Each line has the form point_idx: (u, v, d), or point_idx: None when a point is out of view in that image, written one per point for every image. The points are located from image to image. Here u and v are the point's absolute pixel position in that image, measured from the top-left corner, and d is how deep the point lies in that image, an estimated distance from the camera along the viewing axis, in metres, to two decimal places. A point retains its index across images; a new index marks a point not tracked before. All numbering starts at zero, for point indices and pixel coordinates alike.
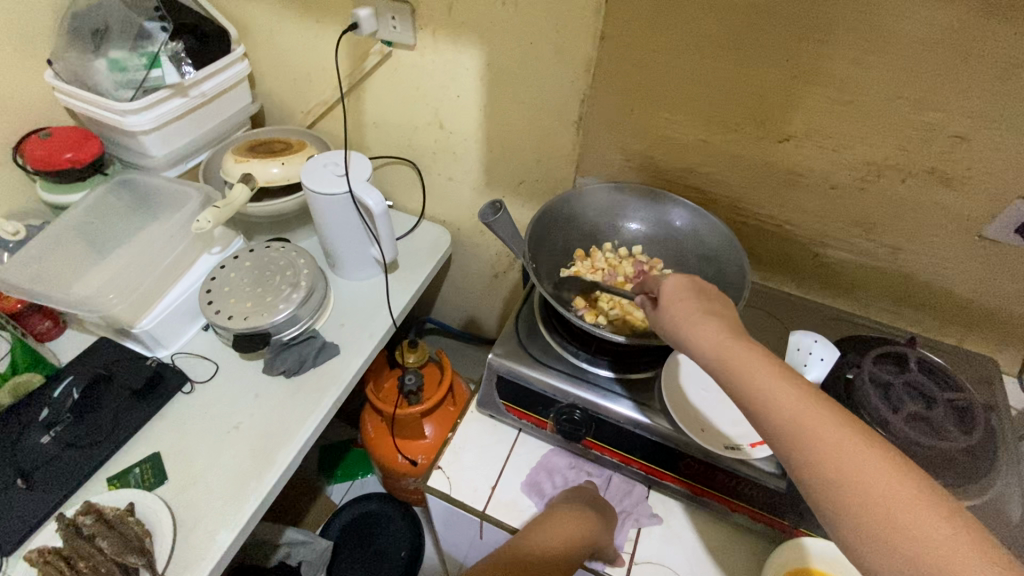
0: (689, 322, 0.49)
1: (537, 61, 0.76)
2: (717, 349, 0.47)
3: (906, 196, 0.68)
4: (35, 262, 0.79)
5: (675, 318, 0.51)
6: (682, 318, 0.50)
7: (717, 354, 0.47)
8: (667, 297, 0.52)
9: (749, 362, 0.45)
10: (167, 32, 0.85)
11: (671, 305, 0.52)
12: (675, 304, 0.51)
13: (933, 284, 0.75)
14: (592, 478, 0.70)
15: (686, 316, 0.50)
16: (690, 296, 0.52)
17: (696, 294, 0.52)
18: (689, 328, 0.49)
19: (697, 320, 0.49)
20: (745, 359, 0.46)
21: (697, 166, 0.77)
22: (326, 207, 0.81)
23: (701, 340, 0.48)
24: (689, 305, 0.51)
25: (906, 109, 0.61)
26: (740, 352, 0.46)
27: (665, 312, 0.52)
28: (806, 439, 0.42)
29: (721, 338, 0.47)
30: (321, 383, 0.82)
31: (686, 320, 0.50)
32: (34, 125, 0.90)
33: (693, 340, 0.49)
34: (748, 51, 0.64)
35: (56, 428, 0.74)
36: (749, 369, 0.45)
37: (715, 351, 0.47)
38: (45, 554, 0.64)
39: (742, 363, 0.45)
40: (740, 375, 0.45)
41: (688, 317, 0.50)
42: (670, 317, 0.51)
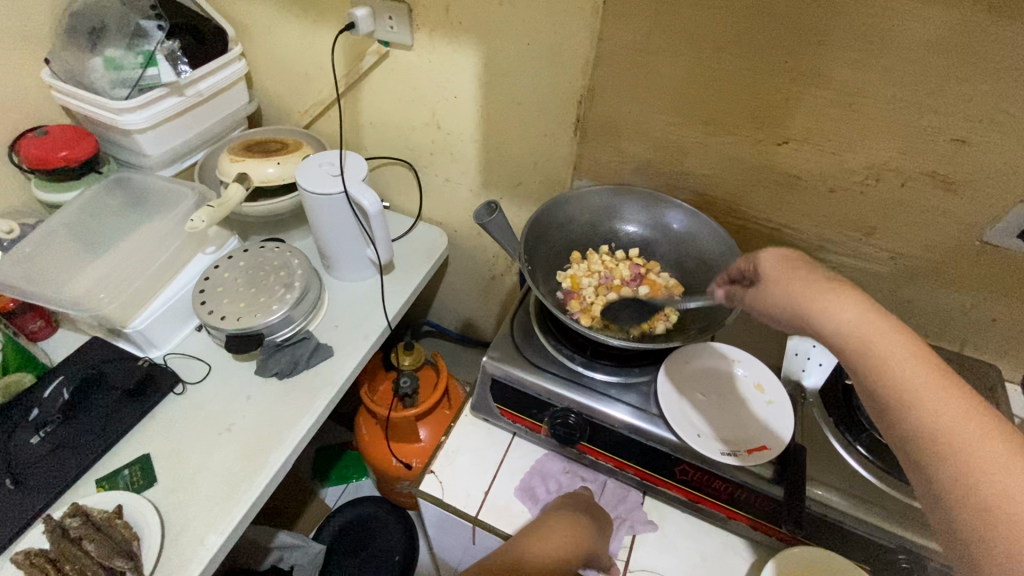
0: (826, 294, 0.44)
1: (535, 62, 0.75)
2: (855, 328, 0.42)
3: (906, 199, 0.67)
4: (28, 261, 0.79)
5: (795, 293, 0.46)
6: (814, 292, 0.45)
7: (862, 332, 0.41)
8: (785, 272, 0.48)
9: (887, 343, 0.41)
10: (163, 30, 0.85)
11: (783, 279, 0.47)
12: (790, 281, 0.47)
13: (933, 289, 0.74)
14: (587, 483, 0.68)
15: (815, 290, 0.45)
16: (813, 273, 0.47)
17: (820, 272, 0.47)
18: (819, 304, 0.44)
19: (833, 293, 0.44)
20: (889, 343, 0.40)
21: (695, 168, 0.77)
22: (321, 207, 0.81)
23: (838, 314, 0.43)
24: (819, 280, 0.46)
25: (906, 111, 0.61)
26: (880, 334, 0.41)
27: (789, 283, 0.47)
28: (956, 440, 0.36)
29: (864, 316, 0.42)
30: (314, 384, 0.81)
31: (808, 293, 0.45)
32: (30, 123, 0.90)
33: (828, 313, 0.43)
34: (747, 52, 0.63)
35: (46, 428, 0.73)
36: (892, 353, 0.40)
37: (856, 331, 0.42)
38: (32, 556, 0.63)
39: (883, 344, 0.41)
40: (880, 355, 0.40)
41: (821, 290, 0.44)
42: (794, 292, 0.46)
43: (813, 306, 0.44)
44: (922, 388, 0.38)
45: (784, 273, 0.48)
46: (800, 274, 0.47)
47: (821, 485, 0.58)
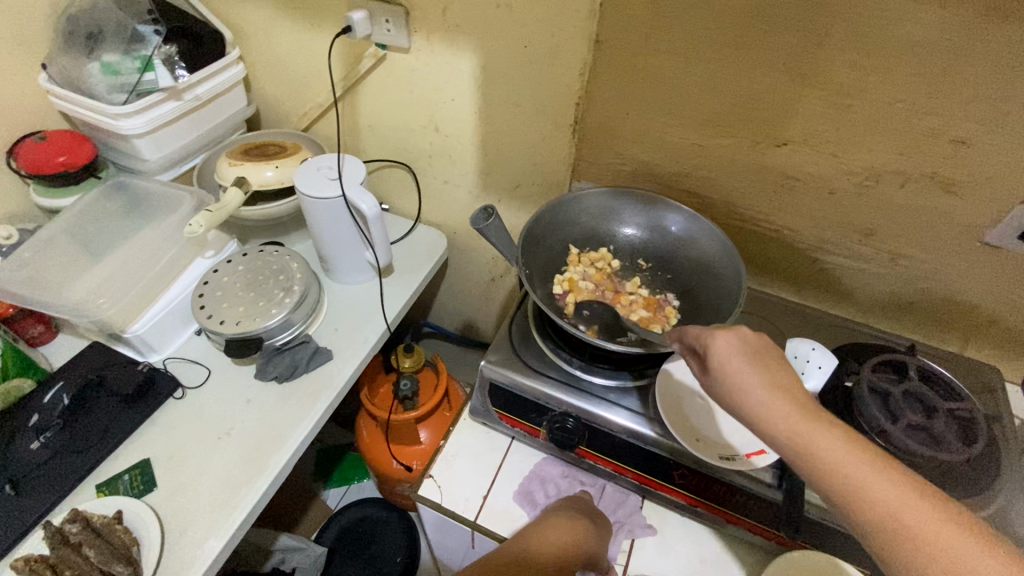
0: (754, 397, 0.44)
1: (533, 64, 0.75)
2: (793, 435, 0.42)
3: (905, 201, 0.67)
4: (28, 266, 0.79)
5: (732, 387, 0.45)
6: (747, 387, 0.44)
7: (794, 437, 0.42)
8: (723, 358, 0.45)
9: (822, 441, 0.42)
10: (161, 34, 0.85)
11: (731, 369, 0.45)
12: (735, 366, 0.45)
13: (933, 289, 0.73)
14: (586, 487, 0.68)
15: (750, 385, 0.44)
16: (744, 356, 0.45)
17: (750, 357, 0.45)
18: (759, 401, 0.43)
19: (762, 395, 0.43)
20: (815, 436, 0.42)
21: (692, 170, 0.76)
22: (319, 210, 0.81)
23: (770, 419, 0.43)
24: (752, 370, 0.44)
25: (905, 111, 0.60)
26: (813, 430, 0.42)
27: (728, 376, 0.45)
28: (898, 523, 0.39)
29: (795, 419, 0.42)
30: (314, 388, 0.81)
31: (747, 393, 0.44)
32: (28, 129, 0.90)
33: (762, 419, 0.43)
34: (746, 55, 0.63)
35: (46, 433, 0.73)
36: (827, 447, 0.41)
37: (787, 435, 0.42)
38: (31, 563, 0.63)
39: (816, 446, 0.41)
40: (815, 455, 0.41)
41: (749, 388, 0.44)
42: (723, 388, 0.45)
43: (741, 406, 0.44)
44: (864, 483, 0.40)
45: (730, 363, 0.45)
46: (725, 369, 0.45)
47: None
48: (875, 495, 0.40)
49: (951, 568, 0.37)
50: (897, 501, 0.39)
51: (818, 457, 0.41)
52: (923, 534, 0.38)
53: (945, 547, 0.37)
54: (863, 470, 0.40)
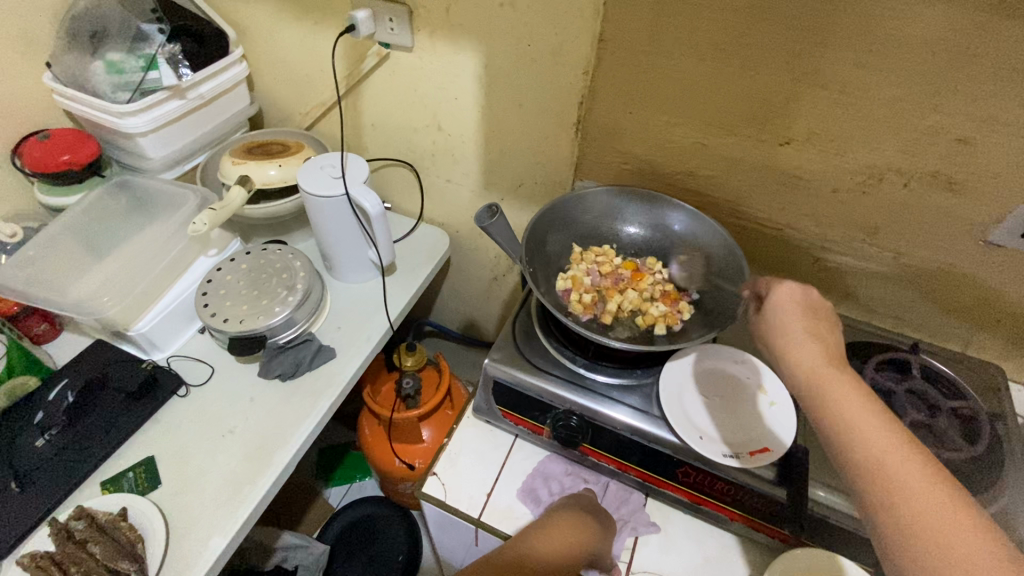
0: (792, 337, 0.50)
1: (536, 63, 0.75)
2: (812, 371, 0.48)
3: (908, 199, 0.67)
4: (32, 265, 0.79)
5: (777, 330, 0.52)
6: (789, 330, 0.51)
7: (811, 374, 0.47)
8: (776, 306, 0.53)
9: (835, 385, 0.46)
10: (164, 33, 0.85)
11: (782, 315, 0.52)
12: (784, 313, 0.52)
13: (936, 289, 0.73)
14: (589, 485, 0.68)
15: (793, 330, 0.51)
16: (799, 312, 0.52)
17: (806, 313, 0.52)
18: (792, 343, 0.50)
19: (799, 338, 0.50)
20: (837, 383, 0.46)
21: (695, 169, 0.77)
22: (322, 209, 0.81)
23: (798, 359, 0.49)
24: (798, 321, 0.51)
25: (908, 110, 0.60)
26: (835, 378, 0.47)
27: (776, 319, 0.52)
28: (886, 475, 0.41)
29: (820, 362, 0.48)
30: (317, 386, 0.81)
31: (788, 334, 0.51)
32: (33, 127, 0.90)
33: (789, 355, 0.50)
34: (750, 54, 0.63)
35: (50, 431, 0.74)
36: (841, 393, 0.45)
37: (807, 371, 0.48)
38: (37, 559, 0.63)
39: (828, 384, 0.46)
40: (823, 390, 0.46)
41: (790, 331, 0.51)
42: (771, 330, 0.52)
43: (778, 343, 0.51)
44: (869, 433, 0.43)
45: (781, 310, 0.53)
46: (778, 314, 0.53)
47: (822, 485, 0.58)
48: (872, 442, 0.42)
49: (911, 502, 0.39)
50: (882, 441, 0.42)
51: (825, 391, 0.46)
52: (908, 494, 0.40)
53: (928, 511, 0.39)
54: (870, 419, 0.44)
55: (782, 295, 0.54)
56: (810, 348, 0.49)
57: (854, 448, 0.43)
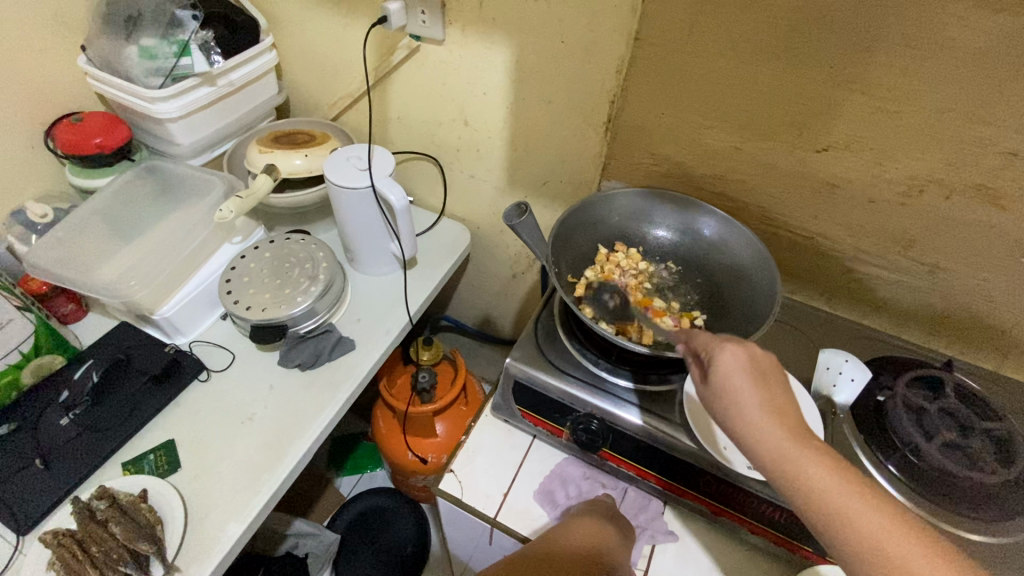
0: (751, 419, 0.44)
1: (569, 60, 0.74)
2: (781, 456, 0.43)
3: (950, 212, 0.65)
4: (62, 246, 0.81)
5: (730, 407, 0.45)
6: (742, 410, 0.44)
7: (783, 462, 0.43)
8: (724, 379, 0.45)
9: (814, 471, 0.42)
10: (198, 20, 0.85)
11: (735, 385, 0.45)
12: (739, 382, 0.45)
13: (974, 305, 0.71)
14: (607, 490, 0.68)
15: (749, 408, 0.44)
16: (744, 382, 0.45)
17: (754, 376, 0.45)
18: (754, 428, 0.44)
19: (757, 417, 0.44)
20: (819, 478, 0.42)
21: (727, 173, 0.75)
22: (347, 200, 0.81)
23: (766, 447, 0.43)
24: (750, 394, 0.45)
25: (955, 121, 0.58)
26: (807, 462, 0.42)
27: (729, 391, 0.45)
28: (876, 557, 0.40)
29: (784, 442, 0.43)
30: (336, 377, 0.82)
31: (746, 417, 0.44)
32: (66, 110, 0.91)
33: (753, 441, 0.44)
34: (791, 57, 0.62)
35: (75, 410, 0.75)
36: (835, 492, 0.42)
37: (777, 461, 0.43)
38: (60, 537, 0.64)
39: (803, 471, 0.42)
40: (800, 479, 0.42)
41: (744, 412, 0.44)
42: (722, 410, 0.46)
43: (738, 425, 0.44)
44: (880, 539, 0.40)
45: (728, 388, 0.45)
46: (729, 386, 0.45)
47: None
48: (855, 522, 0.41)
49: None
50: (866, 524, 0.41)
51: (802, 478, 0.42)
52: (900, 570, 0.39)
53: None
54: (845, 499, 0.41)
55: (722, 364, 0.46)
56: (772, 430, 0.43)
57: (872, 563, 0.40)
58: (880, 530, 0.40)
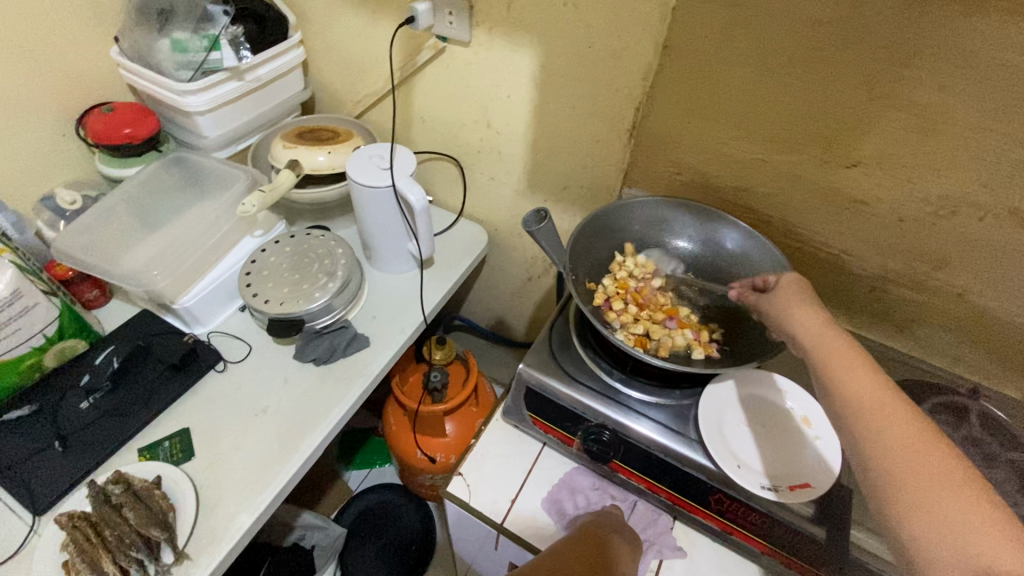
0: (793, 310, 0.56)
1: (595, 66, 0.73)
2: (812, 331, 0.53)
3: (982, 235, 0.63)
4: (89, 232, 0.82)
5: (777, 307, 0.58)
6: (789, 305, 0.57)
7: (811, 334, 0.52)
8: (780, 291, 0.60)
9: (834, 342, 0.51)
10: (228, 15, 0.85)
11: (782, 294, 0.59)
12: (787, 293, 0.59)
13: (1002, 332, 0.69)
14: (616, 502, 0.67)
15: (792, 307, 0.56)
16: (795, 290, 0.58)
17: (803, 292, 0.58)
18: (794, 313, 0.56)
19: (801, 309, 0.56)
20: (839, 348, 0.50)
21: (751, 185, 0.74)
22: (368, 199, 0.81)
23: (801, 324, 0.54)
24: (795, 300, 0.57)
25: (991, 142, 0.56)
26: (832, 336, 0.51)
27: (778, 297, 0.59)
28: (860, 405, 0.45)
29: (821, 324, 0.53)
30: (350, 374, 0.82)
31: (791, 309, 0.56)
32: (98, 100, 0.93)
33: (792, 323, 0.55)
34: (823, 70, 0.60)
35: (95, 395, 0.76)
36: (843, 355, 0.49)
37: (809, 334, 0.53)
38: (74, 519, 0.64)
39: (827, 341, 0.51)
40: (823, 349, 0.51)
41: (791, 305, 0.56)
42: (775, 308, 0.58)
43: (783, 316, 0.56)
44: (865, 391, 0.46)
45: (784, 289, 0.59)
46: (784, 291, 0.59)
47: (862, 528, 0.57)
48: (852, 377, 0.47)
49: (877, 419, 0.44)
50: (863, 381, 0.46)
51: (823, 343, 0.51)
52: (879, 418, 0.44)
53: (895, 431, 0.42)
54: (853, 362, 0.48)
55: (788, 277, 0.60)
56: (811, 316, 0.54)
57: (855, 410, 0.45)
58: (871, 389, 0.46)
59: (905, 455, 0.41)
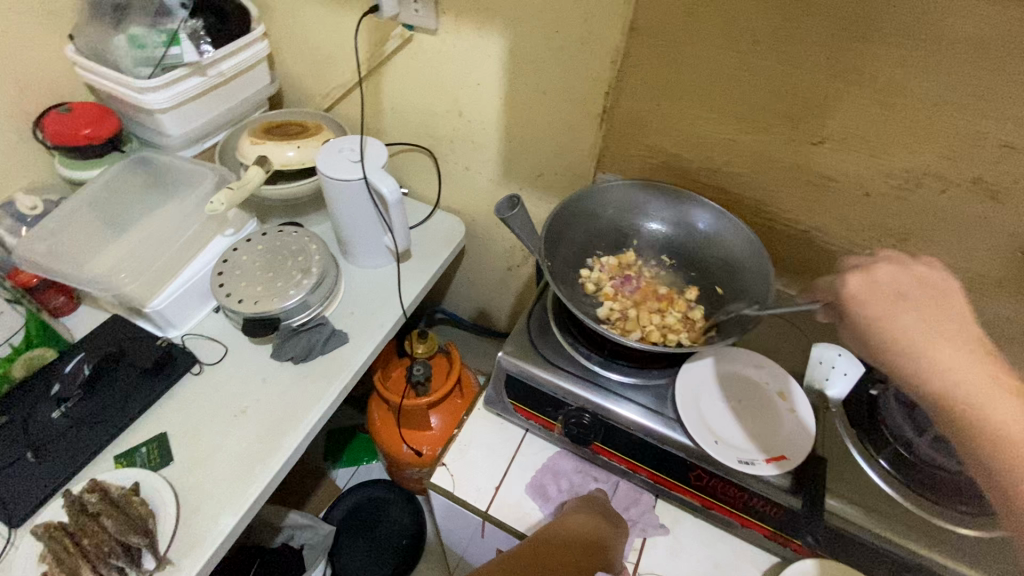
0: (909, 333, 0.50)
1: (563, 50, 0.73)
2: (936, 363, 0.48)
3: (946, 207, 0.64)
4: (52, 237, 0.80)
5: (879, 323, 0.52)
6: (897, 322, 0.51)
7: (936, 371, 0.47)
8: (872, 301, 0.53)
9: (969, 376, 0.47)
10: (187, 8, 0.85)
11: (873, 302, 0.53)
12: (875, 300, 0.53)
13: (967, 299, 0.71)
14: (599, 484, 0.68)
15: (908, 327, 0.50)
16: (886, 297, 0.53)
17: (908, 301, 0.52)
18: (911, 336, 0.50)
19: (919, 332, 0.50)
20: (982, 390, 0.46)
21: (723, 165, 0.74)
22: (340, 192, 0.80)
23: (924, 351, 0.49)
24: (895, 314, 0.51)
25: (952, 114, 0.57)
26: (970, 372, 0.47)
27: (868, 310, 0.53)
28: (1009, 451, 0.43)
29: (956, 357, 0.48)
30: (329, 371, 0.81)
31: (899, 330, 0.50)
32: (54, 101, 0.90)
33: (912, 352, 0.49)
34: (788, 46, 0.60)
35: (67, 403, 0.74)
36: (980, 393, 0.46)
37: (933, 368, 0.48)
38: (50, 530, 0.64)
39: (960, 382, 0.47)
40: (956, 385, 0.47)
41: (895, 325, 0.51)
42: (874, 326, 0.52)
43: (885, 335, 0.51)
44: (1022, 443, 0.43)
45: (867, 295, 0.53)
46: (876, 301, 0.53)
47: (836, 496, 0.57)
48: (1000, 418, 0.44)
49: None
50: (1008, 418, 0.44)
51: (955, 382, 0.47)
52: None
53: None
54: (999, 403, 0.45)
55: (881, 276, 0.54)
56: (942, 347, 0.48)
57: (998, 452, 0.44)
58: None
59: None
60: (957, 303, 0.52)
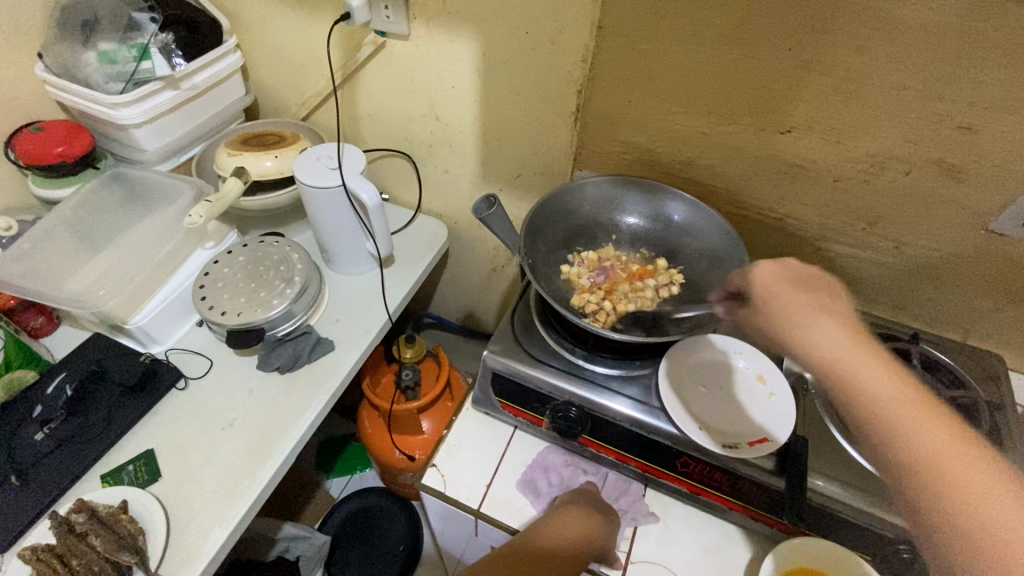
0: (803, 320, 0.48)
1: (534, 51, 0.74)
2: (824, 347, 0.47)
3: (912, 189, 0.66)
4: (29, 257, 0.79)
5: (778, 305, 0.51)
6: (795, 307, 0.50)
7: (831, 355, 0.46)
8: (763, 288, 0.53)
9: (849, 355, 0.46)
10: (157, 23, 0.84)
11: (766, 291, 0.53)
12: (773, 288, 0.52)
13: (937, 277, 0.73)
14: (589, 476, 0.69)
15: (803, 311, 0.49)
16: (789, 289, 0.52)
17: (796, 284, 0.52)
18: (805, 320, 0.48)
19: (803, 317, 0.49)
20: (868, 367, 0.44)
21: (696, 158, 0.76)
22: (320, 200, 0.80)
23: (808, 333, 0.47)
24: (807, 304, 0.50)
25: (911, 99, 0.59)
26: (859, 352, 0.46)
27: (772, 300, 0.52)
28: (889, 418, 0.42)
29: (846, 339, 0.46)
30: (316, 379, 0.81)
31: (800, 314, 0.49)
32: (26, 121, 0.89)
33: (805, 334, 0.48)
34: (751, 39, 0.62)
35: (50, 425, 0.73)
36: (863, 370, 0.44)
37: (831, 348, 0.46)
38: (38, 552, 0.62)
39: (846, 361, 0.45)
40: (832, 358, 0.46)
41: (800, 314, 0.49)
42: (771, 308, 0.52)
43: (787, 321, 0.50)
44: (901, 413, 0.42)
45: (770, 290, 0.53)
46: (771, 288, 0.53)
47: (821, 475, 0.58)
48: (872, 388, 0.43)
49: (906, 439, 0.41)
50: (888, 390, 0.43)
51: (849, 363, 0.45)
52: (917, 434, 0.41)
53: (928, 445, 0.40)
54: (868, 375, 0.44)
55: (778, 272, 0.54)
56: (823, 326, 0.48)
57: (882, 422, 0.42)
58: (920, 421, 0.41)
59: (946, 475, 0.38)
60: (840, 302, 0.50)
